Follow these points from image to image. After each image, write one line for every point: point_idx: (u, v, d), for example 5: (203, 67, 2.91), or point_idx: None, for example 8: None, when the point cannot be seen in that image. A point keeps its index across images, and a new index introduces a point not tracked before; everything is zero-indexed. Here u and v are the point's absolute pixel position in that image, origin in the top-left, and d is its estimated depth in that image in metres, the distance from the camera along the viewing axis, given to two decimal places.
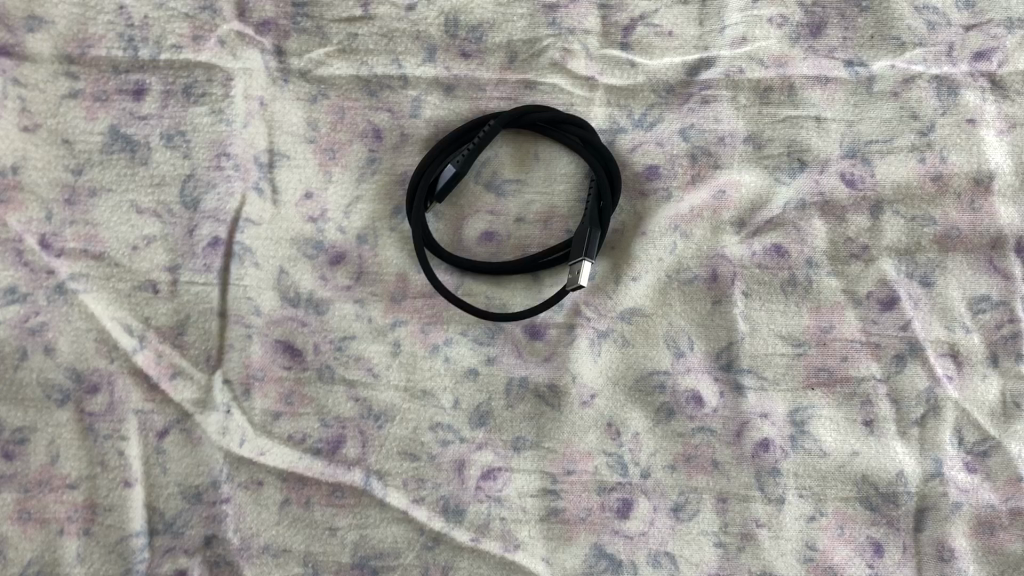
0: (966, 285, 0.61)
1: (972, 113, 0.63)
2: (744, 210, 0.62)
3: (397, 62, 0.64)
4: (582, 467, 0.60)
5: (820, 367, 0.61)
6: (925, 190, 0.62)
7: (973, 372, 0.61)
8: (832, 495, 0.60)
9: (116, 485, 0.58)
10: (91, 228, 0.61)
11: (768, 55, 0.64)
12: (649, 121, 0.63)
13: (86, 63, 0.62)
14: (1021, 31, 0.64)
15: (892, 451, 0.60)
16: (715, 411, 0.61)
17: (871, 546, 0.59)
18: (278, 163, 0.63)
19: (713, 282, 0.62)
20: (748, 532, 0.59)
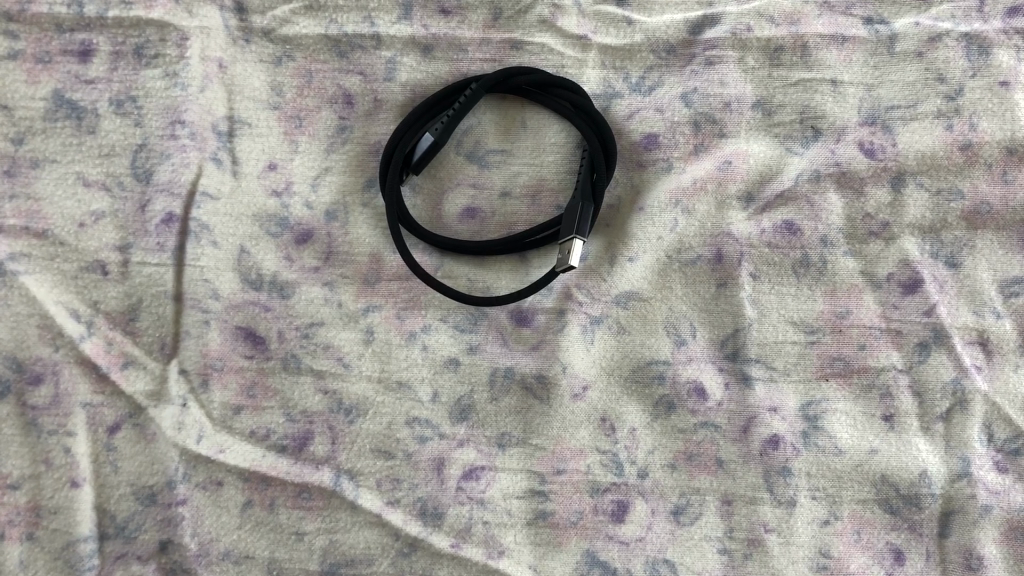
0: (997, 266, 0.55)
1: (1005, 76, 0.56)
2: (752, 183, 0.56)
3: (370, 20, 0.59)
4: (574, 466, 0.55)
5: (835, 356, 0.55)
6: (952, 161, 0.56)
7: (1005, 362, 0.55)
8: (848, 497, 0.54)
9: (62, 486, 0.53)
10: (33, 203, 0.55)
11: (779, 11, 0.58)
12: (648, 86, 0.58)
13: (26, 21, 0.57)
14: None
15: (915, 449, 0.54)
16: (719, 405, 0.55)
17: (892, 553, 0.54)
18: (238, 131, 0.57)
19: (718, 263, 0.56)
20: (755, 538, 0.54)
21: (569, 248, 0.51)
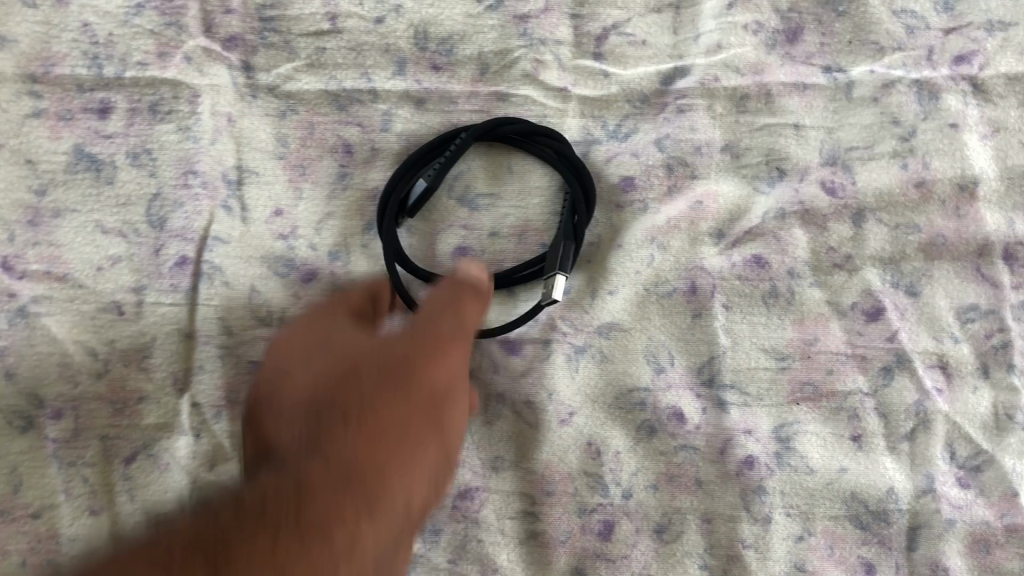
0: (954, 294, 0.59)
1: (955, 118, 0.60)
2: (723, 220, 0.61)
3: (367, 75, 0.63)
4: (562, 488, 0.58)
5: (805, 381, 0.59)
6: (908, 197, 0.60)
7: (964, 384, 0.59)
8: (820, 514, 0.58)
9: (76, 514, 0.56)
10: (55, 250, 0.59)
11: (744, 62, 0.62)
12: (624, 133, 0.62)
13: (50, 83, 0.61)
14: (1002, 34, 0.61)
15: (882, 467, 0.58)
16: (697, 428, 0.59)
17: (863, 566, 0.57)
18: (245, 180, 0.62)
19: (693, 295, 0.60)
20: (734, 554, 0.58)
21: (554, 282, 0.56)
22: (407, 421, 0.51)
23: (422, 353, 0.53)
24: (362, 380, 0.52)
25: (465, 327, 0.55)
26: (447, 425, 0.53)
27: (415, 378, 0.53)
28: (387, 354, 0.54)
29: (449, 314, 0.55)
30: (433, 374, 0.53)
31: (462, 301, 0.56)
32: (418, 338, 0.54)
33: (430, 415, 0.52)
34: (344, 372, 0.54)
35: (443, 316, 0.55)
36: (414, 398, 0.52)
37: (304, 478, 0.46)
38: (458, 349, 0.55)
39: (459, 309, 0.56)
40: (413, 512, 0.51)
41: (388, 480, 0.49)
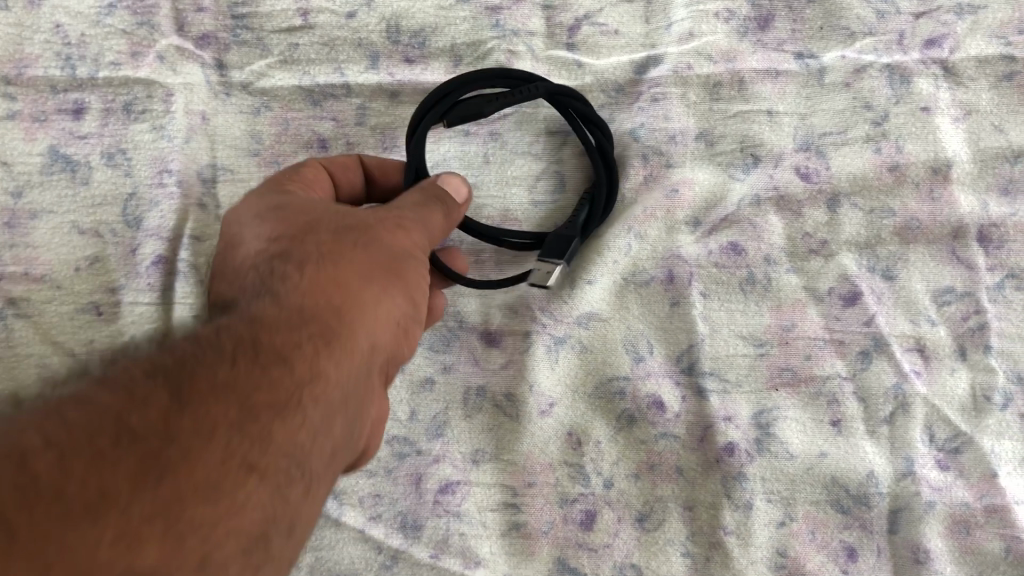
0: (929, 277, 0.59)
1: (926, 101, 0.60)
2: (699, 208, 0.61)
3: (340, 70, 0.63)
4: (543, 479, 0.59)
5: (783, 367, 0.59)
6: (882, 181, 0.60)
7: (941, 366, 0.59)
8: (801, 499, 0.58)
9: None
10: (31, 252, 0.59)
11: (716, 50, 0.62)
12: (602, 122, 0.63)
13: (23, 84, 0.61)
14: (971, 17, 0.61)
15: (862, 451, 0.58)
16: (678, 416, 0.59)
17: (845, 551, 0.57)
18: (221, 177, 0.62)
19: (670, 283, 0.60)
20: (716, 541, 0.58)
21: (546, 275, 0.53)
22: (371, 271, 0.47)
23: (390, 228, 0.49)
24: (319, 229, 0.48)
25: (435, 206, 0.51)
26: (413, 285, 0.49)
27: (374, 233, 0.48)
28: (345, 216, 0.49)
29: (414, 200, 0.51)
30: (393, 239, 0.49)
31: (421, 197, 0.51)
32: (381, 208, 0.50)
33: (394, 275, 0.48)
34: (302, 220, 0.49)
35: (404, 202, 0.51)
36: (377, 248, 0.48)
37: (265, 328, 0.42)
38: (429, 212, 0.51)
39: (427, 196, 0.51)
40: (376, 358, 0.47)
41: (351, 322, 0.45)
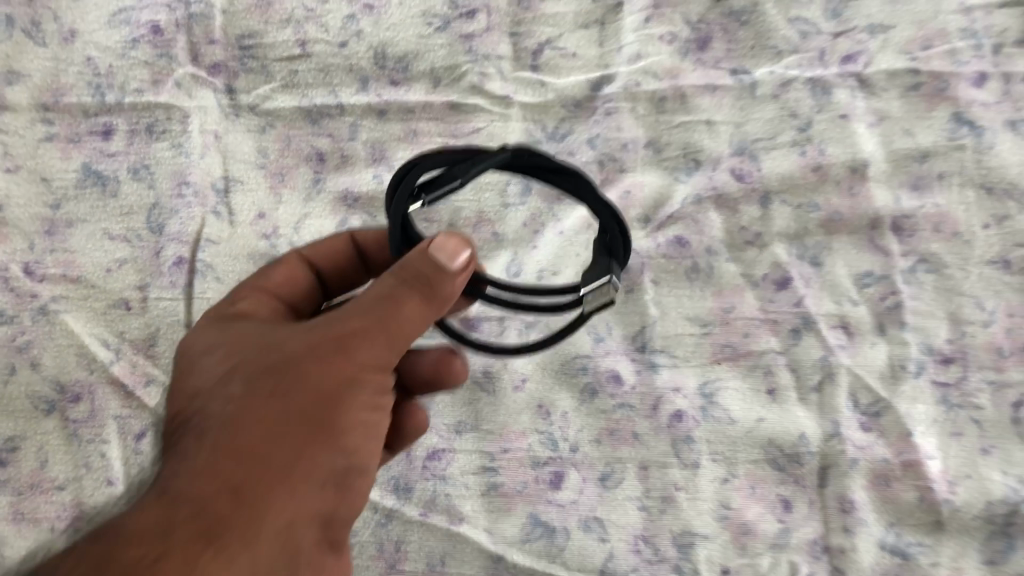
0: (851, 263, 0.68)
1: (845, 110, 0.69)
2: (649, 208, 0.70)
3: (334, 92, 0.72)
4: (517, 445, 0.68)
5: (724, 344, 0.68)
6: (807, 180, 0.69)
7: (864, 341, 0.67)
8: (742, 458, 0.67)
9: (75, 482, 0.62)
10: (69, 255, 0.68)
11: (661, 69, 0.71)
12: (562, 134, 0.71)
13: (60, 110, 0.71)
14: (883, 36, 0.70)
15: (794, 416, 0.67)
16: (633, 388, 0.68)
17: (781, 503, 0.66)
18: (233, 188, 0.70)
19: (625, 273, 0.70)
20: (668, 495, 0.66)
21: (606, 291, 0.52)
22: (290, 420, 0.44)
23: (321, 355, 0.46)
24: (243, 367, 0.46)
25: (389, 304, 0.46)
26: (343, 426, 0.45)
27: (298, 367, 0.45)
28: (275, 345, 0.47)
29: (357, 307, 0.47)
30: (324, 375, 0.45)
31: (381, 290, 0.47)
32: (318, 325, 0.47)
33: (316, 423, 0.45)
34: (232, 360, 0.47)
35: (339, 317, 0.47)
36: (301, 385, 0.45)
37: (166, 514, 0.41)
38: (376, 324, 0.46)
39: (372, 304, 0.47)
40: (303, 523, 0.44)
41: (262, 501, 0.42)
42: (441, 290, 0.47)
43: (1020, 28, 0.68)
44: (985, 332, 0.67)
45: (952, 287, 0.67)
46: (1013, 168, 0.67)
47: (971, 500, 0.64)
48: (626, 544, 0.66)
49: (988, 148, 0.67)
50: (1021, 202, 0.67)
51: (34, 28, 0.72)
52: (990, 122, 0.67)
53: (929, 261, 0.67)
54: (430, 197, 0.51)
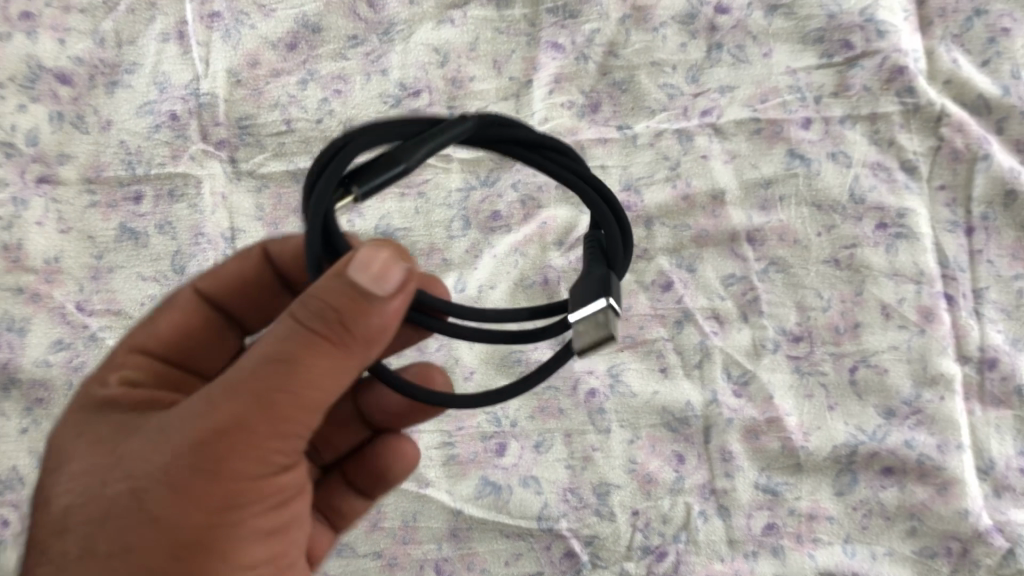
0: (718, 268, 0.88)
1: (704, 151, 0.90)
2: (562, 233, 0.89)
3: (313, 157, 0.90)
4: (468, 423, 0.87)
5: (625, 335, 0.88)
6: (680, 207, 0.89)
7: (731, 327, 0.87)
8: (643, 423, 0.86)
9: None
10: (111, 294, 0.86)
11: (564, 128, 0.92)
12: (492, 180, 0.92)
13: (100, 182, 0.89)
14: (730, 94, 0.91)
15: (681, 388, 0.86)
16: (556, 373, 0.88)
17: (676, 457, 0.85)
18: (239, 237, 0.88)
19: (545, 284, 0.88)
20: (587, 455, 0.86)
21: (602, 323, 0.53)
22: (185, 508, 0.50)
23: (209, 439, 0.50)
24: (137, 452, 0.52)
25: (280, 360, 0.50)
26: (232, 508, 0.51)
27: (191, 456, 0.50)
28: (163, 426, 0.52)
29: (244, 375, 0.50)
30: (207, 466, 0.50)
31: (272, 347, 0.50)
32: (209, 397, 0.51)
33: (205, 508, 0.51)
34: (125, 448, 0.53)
35: (219, 391, 0.50)
36: (195, 469, 0.50)
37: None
38: (266, 396, 0.50)
39: (255, 378, 0.50)
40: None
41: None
42: (338, 333, 0.50)
43: (834, 83, 0.91)
44: (823, 314, 0.87)
45: (796, 282, 0.87)
46: (834, 188, 0.88)
47: (821, 445, 0.84)
48: (558, 496, 0.84)
49: (815, 174, 0.89)
50: (842, 214, 0.88)
51: (79, 120, 0.90)
52: (815, 153, 0.89)
53: (777, 263, 0.88)
54: (365, 188, 0.51)
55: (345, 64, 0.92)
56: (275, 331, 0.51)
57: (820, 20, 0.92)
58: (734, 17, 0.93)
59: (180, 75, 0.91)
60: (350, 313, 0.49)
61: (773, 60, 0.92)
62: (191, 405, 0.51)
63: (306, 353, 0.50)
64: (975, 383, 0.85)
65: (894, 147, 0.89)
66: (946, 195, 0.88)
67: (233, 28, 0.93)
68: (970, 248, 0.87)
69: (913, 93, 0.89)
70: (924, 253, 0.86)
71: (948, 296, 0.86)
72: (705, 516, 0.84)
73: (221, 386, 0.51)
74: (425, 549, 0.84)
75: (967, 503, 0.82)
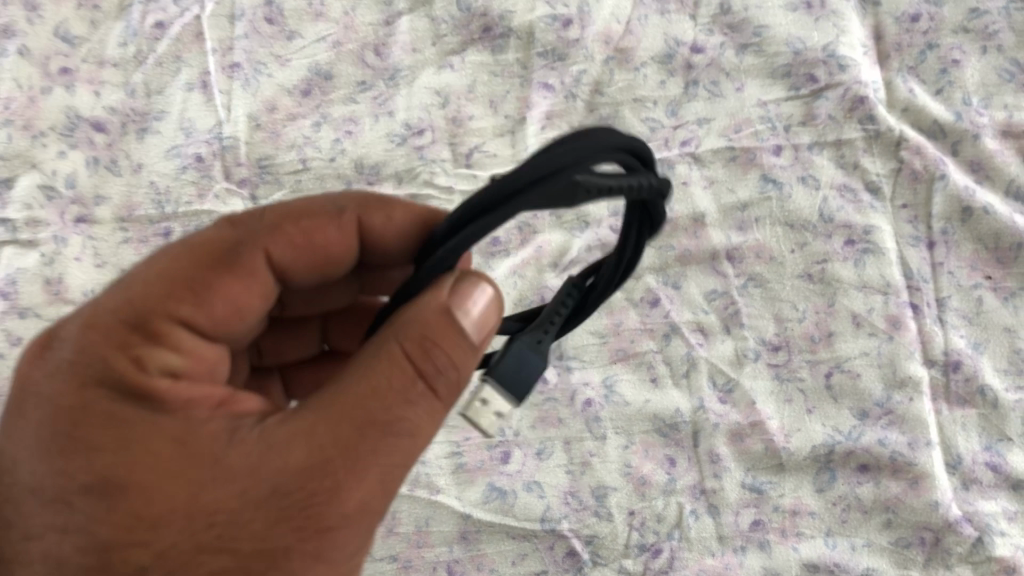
0: (701, 284, 0.96)
1: (684, 178, 0.98)
2: (556, 256, 0.98)
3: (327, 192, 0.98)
4: (474, 434, 0.94)
5: (618, 348, 0.95)
6: (664, 229, 0.97)
7: (715, 338, 0.94)
8: (636, 429, 0.93)
9: None
10: None
11: None
12: None
13: (133, 221, 0.97)
14: (707, 125, 1.00)
15: (671, 396, 0.93)
16: (555, 384, 0.95)
17: (667, 460, 0.92)
18: None
19: (542, 304, 0.96)
20: (585, 460, 0.92)
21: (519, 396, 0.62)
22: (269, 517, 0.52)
23: (312, 478, 0.52)
24: (204, 472, 0.52)
25: (391, 399, 0.53)
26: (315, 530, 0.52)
27: (292, 494, 0.52)
28: (238, 450, 0.53)
29: (358, 405, 0.53)
30: (301, 482, 0.52)
31: (378, 382, 0.53)
32: (320, 420, 0.53)
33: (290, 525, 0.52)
34: (179, 463, 0.52)
35: (322, 426, 0.53)
36: (292, 511, 0.52)
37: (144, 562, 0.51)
38: (374, 435, 0.53)
39: (364, 415, 0.53)
40: None
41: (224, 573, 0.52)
42: (448, 379, 0.55)
43: (801, 113, 0.99)
44: (799, 325, 0.94)
45: (773, 295, 0.95)
46: (805, 209, 0.97)
47: (801, 445, 0.91)
48: (559, 498, 0.91)
49: (787, 197, 0.97)
50: (813, 232, 0.96)
51: (113, 164, 0.98)
52: (787, 178, 0.98)
53: (755, 278, 0.95)
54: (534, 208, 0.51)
55: (355, 107, 1.01)
56: (380, 367, 0.54)
57: (786, 56, 1.00)
58: (708, 56, 1.02)
59: (204, 121, 0.99)
60: (459, 359, 0.56)
61: (746, 94, 1.00)
62: (283, 435, 0.53)
63: (418, 395, 0.54)
64: (942, 384, 0.92)
65: (859, 170, 0.97)
66: (908, 213, 0.96)
67: (252, 76, 1.01)
68: (932, 260, 0.95)
69: (873, 121, 0.98)
70: (889, 266, 0.94)
71: (914, 305, 0.94)
72: (696, 514, 0.90)
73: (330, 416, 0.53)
74: (437, 551, 0.91)
75: (938, 495, 0.88)
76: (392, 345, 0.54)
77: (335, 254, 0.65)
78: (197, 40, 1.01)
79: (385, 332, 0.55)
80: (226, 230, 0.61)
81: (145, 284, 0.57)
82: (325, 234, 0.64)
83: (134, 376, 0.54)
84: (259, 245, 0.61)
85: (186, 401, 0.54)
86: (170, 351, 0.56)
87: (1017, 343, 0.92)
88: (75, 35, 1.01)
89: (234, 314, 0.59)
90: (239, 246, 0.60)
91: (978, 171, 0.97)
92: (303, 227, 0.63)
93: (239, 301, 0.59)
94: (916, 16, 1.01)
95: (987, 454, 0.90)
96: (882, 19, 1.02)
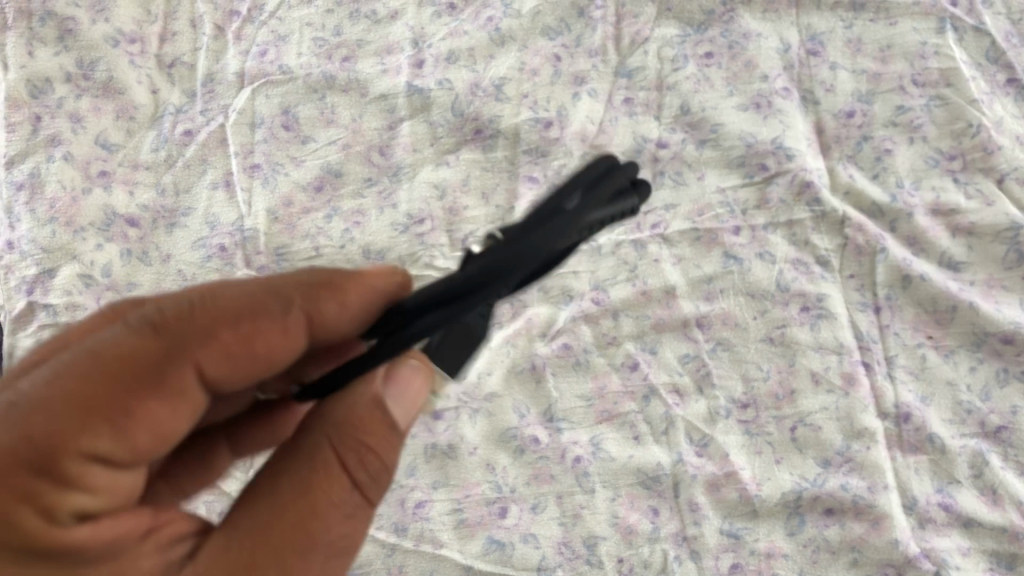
0: (675, 348, 1.07)
1: (655, 256, 1.12)
2: (545, 326, 1.09)
3: None
4: (474, 491, 1.02)
5: (603, 409, 1.05)
6: (639, 300, 1.09)
7: (691, 398, 1.05)
8: (622, 483, 1.02)
9: None
10: None
11: None
12: None
13: None
14: (672, 210, 1.14)
15: (653, 451, 1.03)
16: (547, 444, 1.04)
17: (651, 510, 1.00)
18: None
19: (534, 369, 1.07)
20: (576, 513, 1.01)
21: None
22: None
23: None
24: None
25: (330, 516, 0.59)
26: None
27: None
28: None
29: (299, 529, 0.58)
30: None
31: (317, 498, 0.59)
32: (260, 550, 0.57)
33: None
34: None
35: (262, 556, 0.57)
36: None
37: None
38: (312, 556, 0.58)
39: (304, 534, 0.58)
40: None
41: None
42: (380, 484, 0.62)
43: (755, 199, 1.13)
44: (765, 384, 1.05)
45: (738, 357, 1.06)
46: (764, 280, 1.09)
47: (771, 492, 1.00)
48: (554, 548, 0.99)
49: (746, 270, 1.10)
50: (772, 301, 1.08)
51: (144, 255, 1.10)
52: (746, 254, 1.11)
53: (722, 342, 1.07)
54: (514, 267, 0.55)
55: (363, 201, 1.13)
56: (319, 481, 0.59)
57: (740, 149, 1.15)
58: (672, 151, 1.16)
59: (227, 215, 1.12)
60: (390, 459, 0.62)
61: (706, 182, 1.15)
62: (222, 565, 0.57)
63: (350, 506, 0.60)
64: (895, 434, 1.01)
65: (809, 246, 1.11)
66: (856, 282, 1.09)
67: (271, 175, 1.14)
68: (879, 323, 1.07)
69: (819, 203, 1.11)
70: (842, 329, 1.06)
71: (865, 363, 1.05)
72: (679, 560, 0.98)
73: (269, 546, 0.57)
74: None
75: (897, 534, 0.97)
76: (329, 456, 0.60)
77: (285, 355, 0.62)
78: (221, 145, 1.15)
79: (319, 435, 0.60)
80: (148, 339, 0.57)
81: (51, 420, 0.54)
82: (273, 339, 0.61)
83: (45, 527, 0.54)
84: (192, 361, 0.58)
85: (115, 537, 0.56)
86: (85, 492, 0.55)
87: (960, 396, 1.03)
88: (113, 142, 1.14)
89: (154, 436, 0.57)
90: (169, 361, 0.57)
91: (914, 245, 1.10)
92: (248, 333, 0.60)
93: (169, 427, 0.58)
94: (851, 112, 1.16)
95: (940, 496, 0.98)
96: (822, 116, 1.17)
